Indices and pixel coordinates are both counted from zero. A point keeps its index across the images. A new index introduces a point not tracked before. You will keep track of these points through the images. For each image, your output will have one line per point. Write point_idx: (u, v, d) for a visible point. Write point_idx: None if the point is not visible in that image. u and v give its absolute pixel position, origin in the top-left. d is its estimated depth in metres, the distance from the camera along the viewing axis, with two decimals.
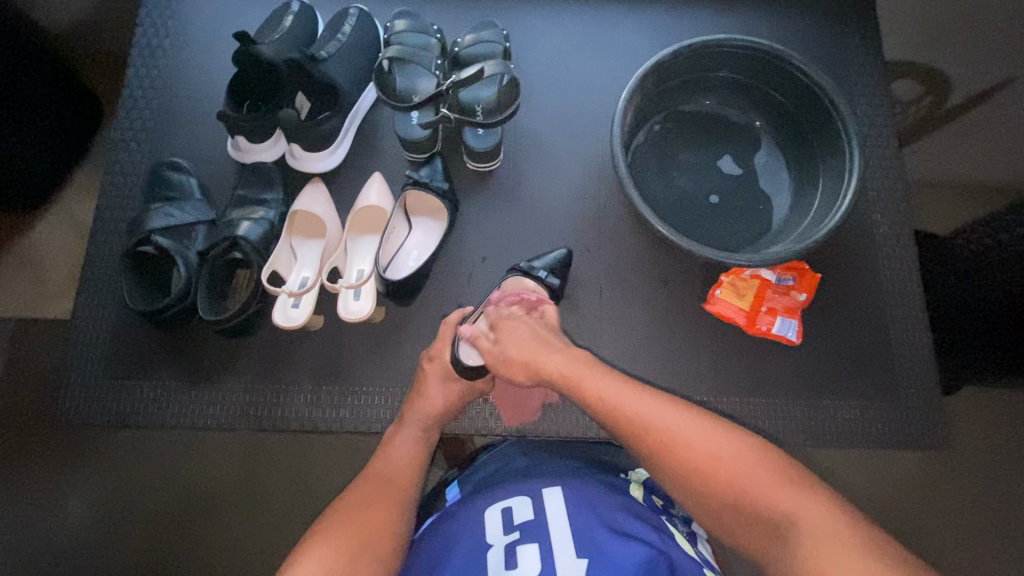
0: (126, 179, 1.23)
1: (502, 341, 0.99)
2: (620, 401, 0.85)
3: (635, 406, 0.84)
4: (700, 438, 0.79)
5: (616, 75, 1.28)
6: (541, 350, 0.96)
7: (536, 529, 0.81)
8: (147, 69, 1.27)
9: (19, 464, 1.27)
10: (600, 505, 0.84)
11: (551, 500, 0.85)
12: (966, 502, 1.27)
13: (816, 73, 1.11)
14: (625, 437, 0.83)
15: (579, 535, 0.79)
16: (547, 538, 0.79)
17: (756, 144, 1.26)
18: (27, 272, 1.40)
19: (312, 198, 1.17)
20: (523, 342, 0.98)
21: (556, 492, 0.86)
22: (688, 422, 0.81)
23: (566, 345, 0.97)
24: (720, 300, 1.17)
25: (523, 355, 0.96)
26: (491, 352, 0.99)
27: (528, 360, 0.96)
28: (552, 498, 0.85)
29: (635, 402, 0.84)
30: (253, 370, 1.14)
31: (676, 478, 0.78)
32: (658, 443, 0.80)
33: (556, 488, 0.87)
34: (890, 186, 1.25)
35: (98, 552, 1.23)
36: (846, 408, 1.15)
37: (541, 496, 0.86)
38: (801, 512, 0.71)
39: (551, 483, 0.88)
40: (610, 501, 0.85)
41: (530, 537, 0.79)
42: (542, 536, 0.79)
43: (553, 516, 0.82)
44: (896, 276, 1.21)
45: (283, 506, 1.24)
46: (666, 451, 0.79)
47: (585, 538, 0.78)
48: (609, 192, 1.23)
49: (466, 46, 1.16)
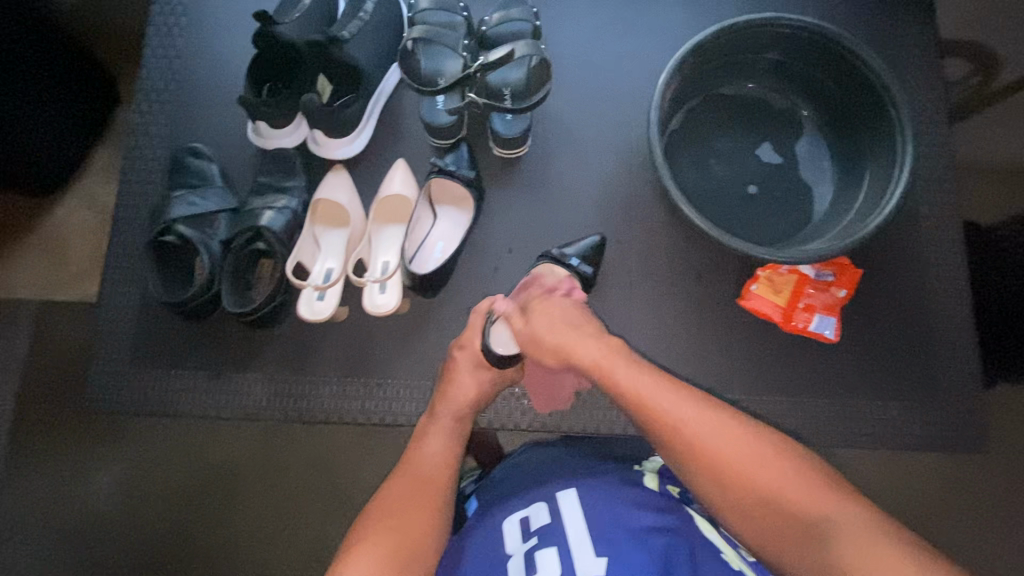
0: (147, 164, 1.21)
1: (533, 325, 0.95)
2: (637, 390, 0.82)
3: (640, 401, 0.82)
4: (720, 435, 0.76)
5: (650, 58, 1.21)
6: (574, 338, 0.92)
7: (553, 533, 0.79)
8: (165, 50, 1.23)
9: (49, 443, 1.29)
10: (618, 501, 0.82)
11: (567, 504, 0.83)
12: (1000, 504, 1.24)
13: (868, 54, 1.03)
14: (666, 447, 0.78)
15: (597, 535, 0.77)
16: (565, 541, 0.77)
17: (798, 130, 1.19)
18: (50, 255, 1.39)
19: (335, 185, 1.14)
20: (555, 329, 0.93)
21: (570, 494, 0.84)
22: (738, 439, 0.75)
23: (602, 331, 0.93)
24: (755, 296, 1.13)
25: (557, 342, 0.92)
26: (522, 335, 0.96)
27: (560, 348, 0.92)
28: (567, 500, 0.84)
29: (652, 392, 0.81)
30: (279, 361, 1.14)
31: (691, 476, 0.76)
32: (662, 427, 0.78)
33: (569, 491, 0.85)
34: (940, 175, 1.18)
35: (127, 529, 1.26)
36: (882, 409, 1.11)
37: (556, 500, 0.84)
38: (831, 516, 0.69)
39: (565, 486, 0.86)
40: (625, 496, 0.83)
41: (547, 542, 0.78)
42: (559, 540, 0.78)
43: (570, 520, 0.80)
44: (942, 272, 1.15)
45: (306, 491, 1.25)
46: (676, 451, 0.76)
47: (604, 536, 0.77)
48: (642, 181, 1.18)
49: (493, 24, 1.08)
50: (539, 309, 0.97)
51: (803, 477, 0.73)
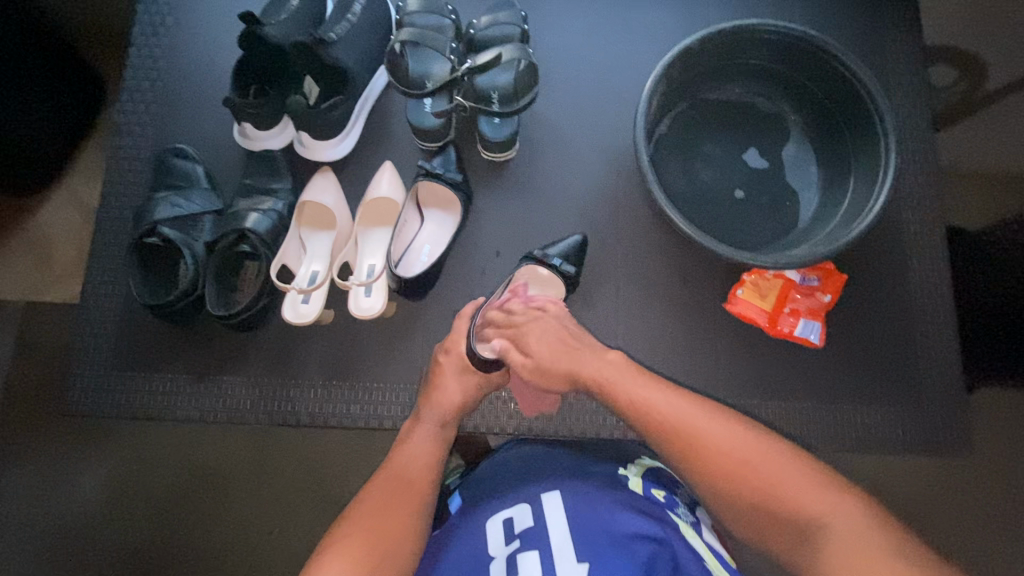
0: (131, 165, 1.20)
1: (535, 355, 0.96)
2: (635, 392, 0.85)
3: (633, 398, 0.85)
4: (716, 430, 0.78)
5: (639, 62, 1.22)
6: (577, 359, 0.94)
7: (535, 537, 0.78)
8: (150, 49, 1.22)
9: (30, 446, 1.27)
10: (600, 505, 0.82)
11: (551, 506, 0.82)
12: (983, 507, 1.25)
13: (853, 61, 1.04)
14: (661, 443, 0.81)
15: (578, 540, 0.77)
16: (548, 545, 0.77)
17: (784, 135, 1.20)
18: (33, 256, 1.37)
19: (322, 187, 1.13)
20: (557, 355, 0.95)
21: (554, 496, 0.84)
22: (733, 434, 0.78)
23: (591, 342, 0.97)
24: (742, 300, 1.13)
25: (565, 366, 0.94)
26: (526, 368, 0.96)
27: (568, 372, 0.93)
28: (551, 502, 0.83)
29: (651, 396, 0.84)
30: (264, 364, 1.13)
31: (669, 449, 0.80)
32: (668, 426, 0.81)
33: (554, 493, 0.85)
34: (923, 181, 1.19)
35: (109, 533, 1.24)
36: (866, 413, 1.12)
37: (540, 502, 0.84)
38: (823, 511, 0.70)
39: (549, 487, 0.86)
40: (608, 498, 0.83)
41: (530, 546, 0.77)
42: (541, 543, 0.77)
43: (553, 523, 0.80)
44: (926, 277, 1.16)
45: (291, 493, 1.24)
46: (657, 422, 0.82)
47: (585, 540, 0.76)
48: (629, 185, 1.18)
49: (482, 27, 1.10)
50: (533, 329, 0.97)
51: (802, 475, 0.73)
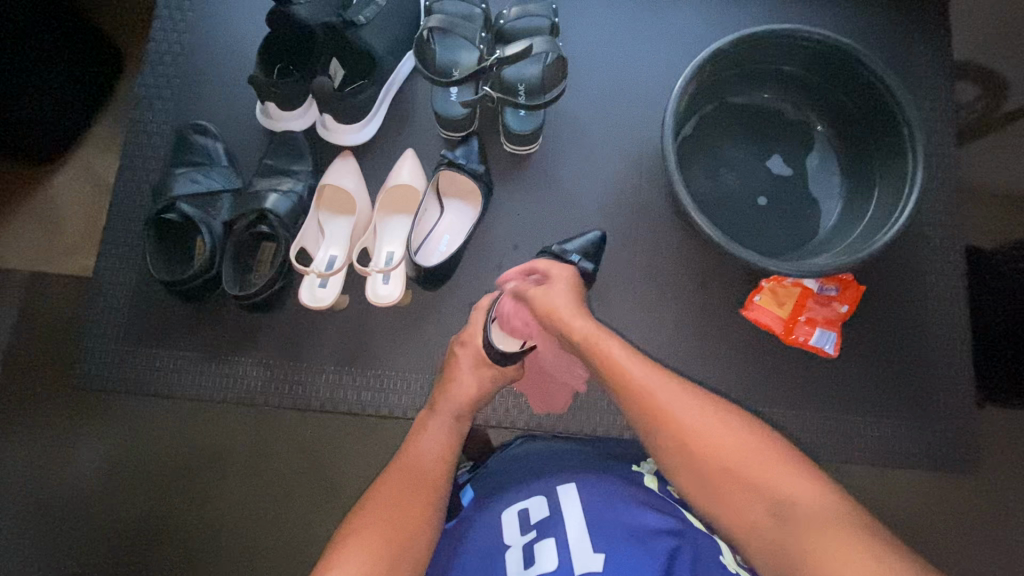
0: (150, 139, 1.19)
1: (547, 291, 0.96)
2: (646, 384, 0.81)
3: (649, 388, 0.80)
4: (700, 420, 0.77)
5: (667, 62, 1.21)
6: (569, 312, 0.92)
7: (551, 526, 0.78)
8: (174, 24, 1.21)
9: (33, 417, 1.27)
10: (615, 500, 0.80)
11: (567, 498, 0.81)
12: (985, 522, 1.25)
13: (885, 71, 1.03)
14: (652, 431, 0.78)
15: (595, 530, 0.76)
16: (564, 536, 0.76)
17: (809, 144, 1.19)
18: (43, 226, 1.36)
19: (342, 171, 1.12)
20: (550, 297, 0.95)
21: (571, 491, 0.82)
22: (717, 421, 0.77)
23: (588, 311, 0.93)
24: (758, 307, 1.12)
25: (551, 310, 0.93)
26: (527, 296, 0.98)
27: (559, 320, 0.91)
28: (567, 495, 0.82)
29: (651, 384, 0.80)
30: (276, 347, 1.12)
31: (648, 429, 0.79)
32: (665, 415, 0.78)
33: (570, 485, 0.84)
34: (945, 196, 1.19)
35: (109, 506, 1.24)
36: (875, 425, 1.12)
37: (556, 494, 0.82)
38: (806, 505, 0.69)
39: (565, 480, 0.85)
40: (624, 491, 0.82)
41: (546, 535, 0.77)
42: (558, 533, 0.77)
43: (569, 514, 0.79)
44: (943, 293, 1.16)
45: (292, 475, 1.24)
46: (652, 413, 0.79)
47: (602, 533, 0.76)
48: (650, 185, 1.17)
49: (511, 19, 1.06)
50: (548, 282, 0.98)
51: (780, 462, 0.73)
